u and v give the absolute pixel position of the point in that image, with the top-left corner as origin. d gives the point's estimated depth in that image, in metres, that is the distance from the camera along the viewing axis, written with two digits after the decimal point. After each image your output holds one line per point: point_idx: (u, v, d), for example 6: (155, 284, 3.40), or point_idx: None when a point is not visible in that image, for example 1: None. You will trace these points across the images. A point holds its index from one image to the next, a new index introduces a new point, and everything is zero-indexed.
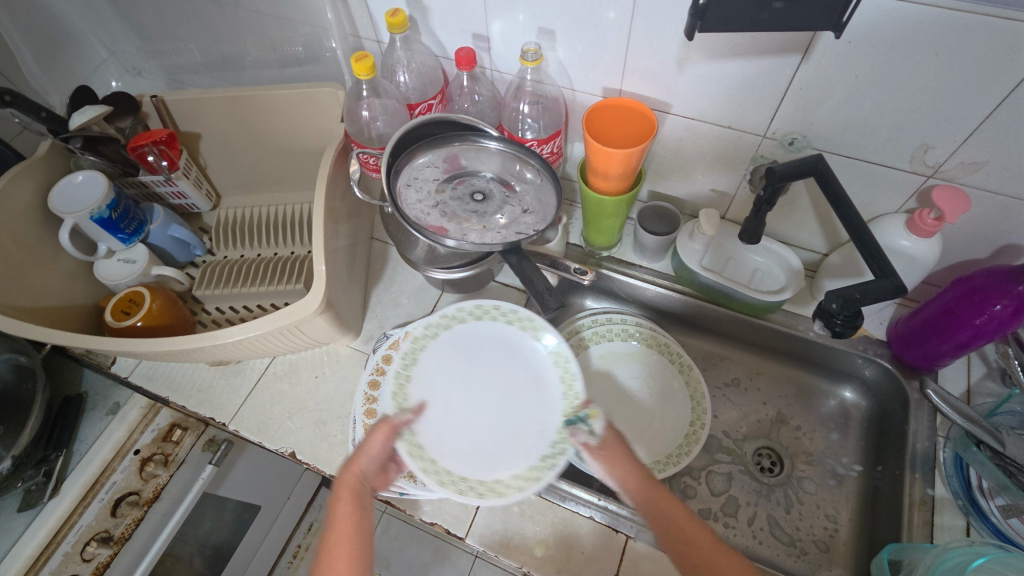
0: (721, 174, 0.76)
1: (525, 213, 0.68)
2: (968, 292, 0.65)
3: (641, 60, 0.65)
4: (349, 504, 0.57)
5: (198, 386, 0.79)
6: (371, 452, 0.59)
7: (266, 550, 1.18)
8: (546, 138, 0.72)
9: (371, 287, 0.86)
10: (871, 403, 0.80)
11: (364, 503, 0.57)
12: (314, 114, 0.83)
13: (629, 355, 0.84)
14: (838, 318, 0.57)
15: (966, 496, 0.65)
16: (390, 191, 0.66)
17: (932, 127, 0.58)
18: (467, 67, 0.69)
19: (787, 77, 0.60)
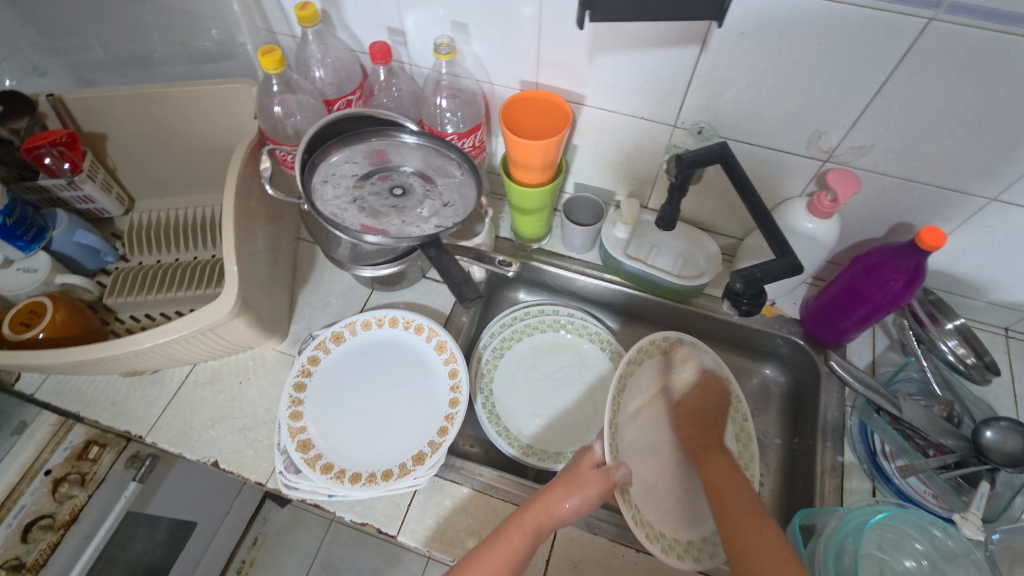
0: (640, 164, 0.78)
1: (445, 207, 0.68)
2: (864, 270, 0.69)
3: (553, 52, 0.66)
4: (524, 533, 0.57)
5: (114, 398, 0.75)
6: (571, 498, 0.58)
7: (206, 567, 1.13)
8: (467, 131, 0.73)
9: (299, 288, 0.84)
10: (789, 378, 0.84)
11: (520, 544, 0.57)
12: (229, 112, 0.81)
13: (562, 346, 0.86)
14: (744, 298, 0.61)
15: (870, 461, 0.70)
16: (305, 187, 0.65)
17: (823, 113, 0.62)
18: (383, 61, 0.69)
19: (689, 68, 0.62)
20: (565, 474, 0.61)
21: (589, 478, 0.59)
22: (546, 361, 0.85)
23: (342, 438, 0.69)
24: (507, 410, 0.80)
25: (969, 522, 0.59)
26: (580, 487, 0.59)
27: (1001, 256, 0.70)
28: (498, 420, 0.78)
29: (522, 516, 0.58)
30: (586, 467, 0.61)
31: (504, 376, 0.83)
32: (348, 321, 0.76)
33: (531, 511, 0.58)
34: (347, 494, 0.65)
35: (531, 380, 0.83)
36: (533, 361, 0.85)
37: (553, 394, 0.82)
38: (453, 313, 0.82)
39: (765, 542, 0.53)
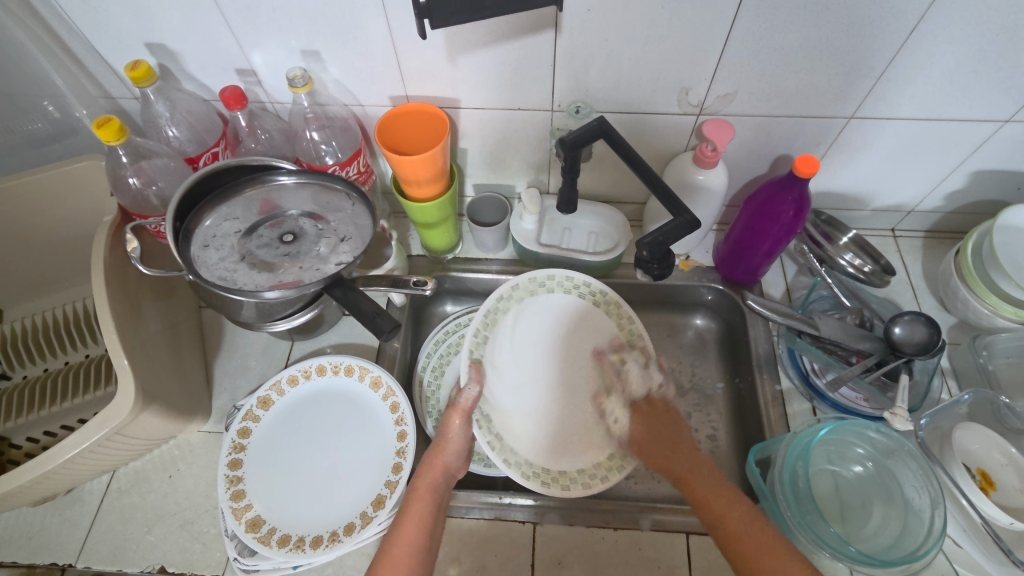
0: (530, 154, 0.78)
1: (342, 241, 0.64)
2: (758, 208, 0.72)
3: (413, 64, 0.65)
4: (424, 497, 0.61)
5: (29, 532, 0.68)
6: (444, 448, 0.65)
7: None
8: (348, 160, 0.70)
9: (212, 359, 0.79)
10: (720, 323, 0.88)
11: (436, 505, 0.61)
12: (85, 193, 0.74)
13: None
14: (655, 263, 0.63)
15: (805, 383, 0.74)
16: (184, 257, 0.60)
17: (684, 71, 0.63)
18: (238, 106, 0.65)
19: (550, 52, 0.62)
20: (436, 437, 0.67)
21: (450, 429, 0.66)
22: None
23: (294, 499, 0.66)
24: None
25: (898, 417, 0.63)
26: (446, 434, 0.66)
27: (871, 166, 0.75)
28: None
29: (416, 483, 0.62)
30: (446, 416, 0.68)
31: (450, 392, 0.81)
32: (273, 381, 0.71)
33: (427, 474, 0.63)
34: (313, 561, 0.61)
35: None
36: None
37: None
38: (384, 344, 0.80)
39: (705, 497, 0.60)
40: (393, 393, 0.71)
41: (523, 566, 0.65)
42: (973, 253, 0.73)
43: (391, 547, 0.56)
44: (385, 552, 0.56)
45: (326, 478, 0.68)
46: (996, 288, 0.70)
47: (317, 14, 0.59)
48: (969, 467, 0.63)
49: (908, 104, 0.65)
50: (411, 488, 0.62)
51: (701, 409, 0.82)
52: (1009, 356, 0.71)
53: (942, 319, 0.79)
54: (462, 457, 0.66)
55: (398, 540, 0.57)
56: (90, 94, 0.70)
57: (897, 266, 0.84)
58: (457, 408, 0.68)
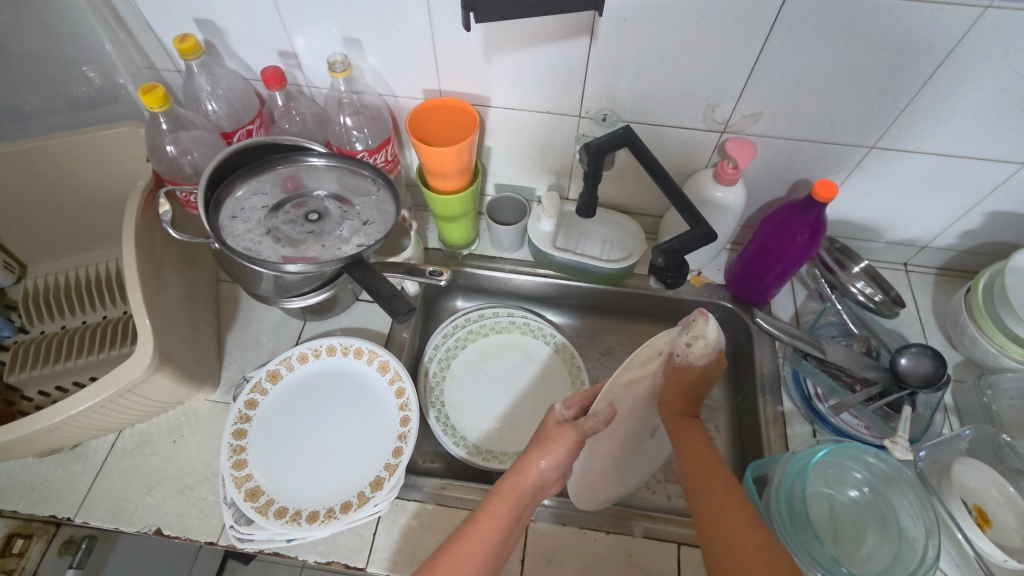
0: (553, 158, 0.80)
1: (365, 224, 0.66)
2: (774, 229, 0.73)
3: (450, 59, 0.66)
4: (508, 503, 0.52)
5: (32, 482, 0.69)
6: (547, 456, 0.53)
7: None
8: (377, 147, 0.72)
9: (225, 331, 0.80)
10: (726, 341, 0.88)
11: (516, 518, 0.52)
12: (119, 158, 0.76)
13: (507, 352, 0.86)
14: (669, 271, 0.64)
15: (807, 406, 0.75)
16: (211, 225, 0.61)
17: (712, 88, 0.65)
18: (277, 86, 0.67)
19: (583, 58, 0.64)
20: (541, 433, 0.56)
21: (559, 436, 0.54)
22: (496, 362, 0.85)
23: (294, 474, 0.67)
24: (463, 419, 0.79)
25: (899, 445, 0.64)
26: (556, 444, 0.54)
27: (889, 198, 0.76)
28: (454, 431, 0.78)
29: (502, 485, 0.53)
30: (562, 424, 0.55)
31: (451, 384, 0.82)
32: (283, 356, 0.73)
33: (513, 481, 0.53)
34: (308, 535, 0.62)
35: (487, 377, 0.83)
36: (481, 363, 0.84)
37: (510, 388, 0.83)
38: (393, 331, 0.81)
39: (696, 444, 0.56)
40: (399, 379, 0.72)
41: (513, 561, 0.65)
42: (984, 292, 0.74)
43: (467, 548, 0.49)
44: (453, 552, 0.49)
45: (326, 455, 0.68)
46: (1005, 329, 0.71)
47: (362, 3, 0.61)
48: (966, 502, 0.63)
49: (931, 138, 0.66)
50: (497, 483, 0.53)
51: (701, 425, 0.82)
52: (1012, 398, 0.71)
53: (947, 356, 0.80)
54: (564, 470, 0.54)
55: (468, 539, 0.50)
56: (136, 64, 0.73)
57: (906, 299, 0.85)
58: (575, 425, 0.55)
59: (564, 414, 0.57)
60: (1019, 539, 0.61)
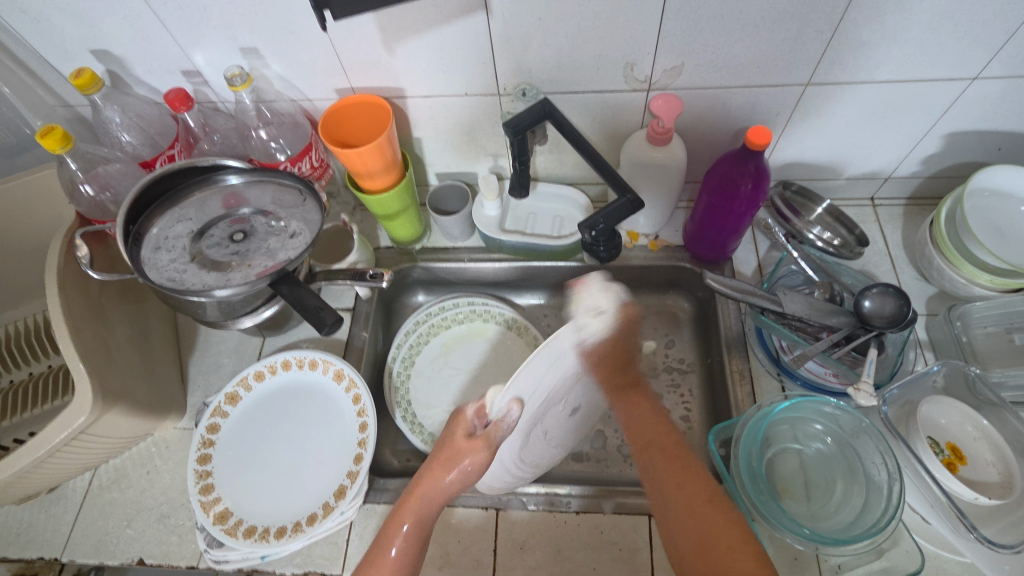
0: (486, 140, 0.77)
1: (291, 236, 0.65)
2: (717, 184, 0.70)
3: (351, 54, 0.64)
4: (409, 533, 0.56)
5: (18, 528, 0.71)
6: (450, 472, 0.56)
7: None
8: (298, 156, 0.70)
9: (187, 357, 0.81)
10: (693, 302, 0.86)
11: (421, 540, 0.56)
12: (51, 200, 0.75)
13: (472, 343, 0.86)
14: (601, 246, 0.62)
15: (773, 361, 0.73)
16: (134, 260, 0.61)
17: (625, 46, 0.62)
18: (184, 107, 0.65)
19: (486, 34, 0.61)
20: (440, 451, 0.58)
21: (457, 450, 0.57)
22: (461, 354, 0.85)
23: (265, 492, 0.68)
24: (431, 414, 0.80)
25: (862, 392, 0.62)
26: (457, 459, 0.56)
27: (839, 133, 0.72)
28: (421, 428, 0.78)
29: (402, 512, 0.57)
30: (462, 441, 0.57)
31: (417, 380, 0.82)
32: (239, 377, 0.73)
33: (413, 502, 0.57)
34: (279, 550, 0.63)
35: (454, 370, 0.84)
36: (445, 357, 0.85)
37: (477, 378, 0.83)
38: (351, 337, 0.80)
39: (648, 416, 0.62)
40: (356, 385, 0.72)
41: (486, 551, 0.66)
42: (946, 221, 0.70)
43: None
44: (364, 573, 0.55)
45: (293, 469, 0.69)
46: (970, 256, 0.67)
47: (246, 10, 0.59)
48: (937, 441, 0.61)
49: (867, 66, 0.62)
50: (399, 508, 0.57)
51: (673, 391, 0.81)
52: (987, 326, 0.69)
53: (920, 290, 0.76)
54: (474, 477, 0.57)
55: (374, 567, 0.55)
56: (48, 104, 0.72)
57: (874, 236, 0.81)
58: (479, 439, 0.56)
59: (474, 424, 0.57)
60: (995, 473, 0.58)
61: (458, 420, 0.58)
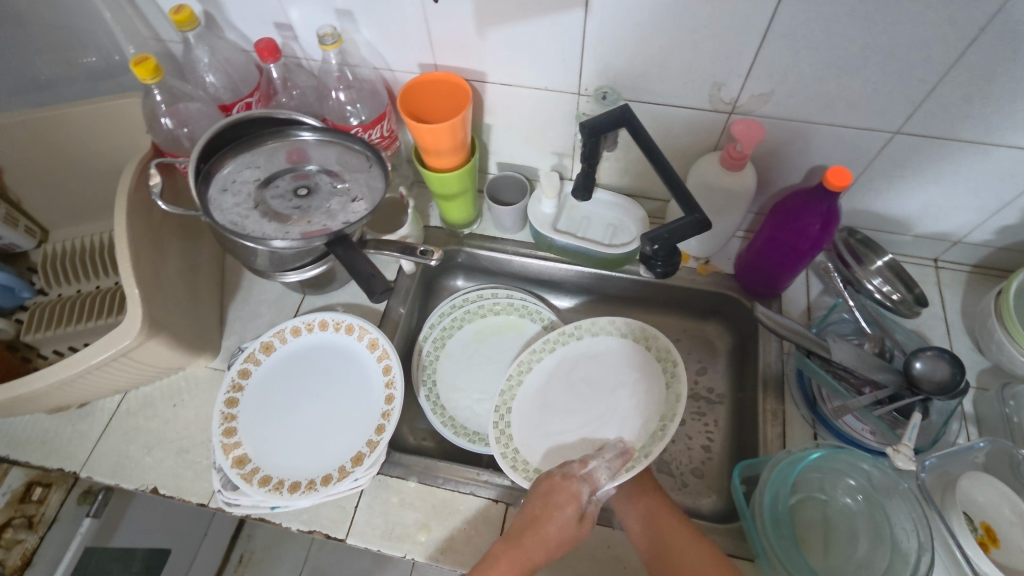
0: (555, 138, 0.77)
1: (353, 201, 0.66)
2: (783, 218, 0.69)
3: (442, 31, 0.64)
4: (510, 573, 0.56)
5: (44, 437, 0.73)
6: (552, 522, 0.58)
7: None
8: (371, 122, 0.70)
9: (228, 301, 0.82)
10: (734, 333, 0.85)
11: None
12: (128, 127, 0.77)
13: (602, 351, 0.79)
14: (659, 260, 0.60)
15: (809, 405, 0.71)
16: (201, 198, 0.62)
17: (717, 65, 0.61)
18: (271, 58, 0.66)
19: (580, 32, 0.61)
20: (540, 513, 0.59)
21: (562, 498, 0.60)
22: (588, 364, 0.78)
23: (289, 433, 0.69)
24: (522, 434, 0.73)
25: (901, 454, 0.59)
26: (551, 513, 0.58)
27: (918, 188, 0.70)
28: (508, 442, 0.72)
29: (500, 552, 0.58)
30: (562, 489, 0.61)
31: (538, 391, 0.77)
32: (277, 329, 0.74)
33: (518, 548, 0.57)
34: (288, 503, 0.64)
35: (570, 388, 0.77)
36: (570, 368, 0.78)
37: (594, 402, 0.76)
38: (387, 309, 0.81)
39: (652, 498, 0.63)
40: (387, 356, 0.72)
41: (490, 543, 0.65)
42: (1014, 295, 0.68)
43: None
44: None
45: (324, 420, 0.70)
46: None
47: None
48: (972, 518, 0.58)
49: (963, 124, 0.60)
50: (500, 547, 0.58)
51: (697, 418, 0.82)
52: None
53: (972, 361, 0.74)
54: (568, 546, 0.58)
55: None
56: (141, 35, 0.74)
57: (932, 298, 0.79)
58: (587, 518, 0.60)
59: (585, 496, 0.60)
60: None
61: (562, 473, 0.63)
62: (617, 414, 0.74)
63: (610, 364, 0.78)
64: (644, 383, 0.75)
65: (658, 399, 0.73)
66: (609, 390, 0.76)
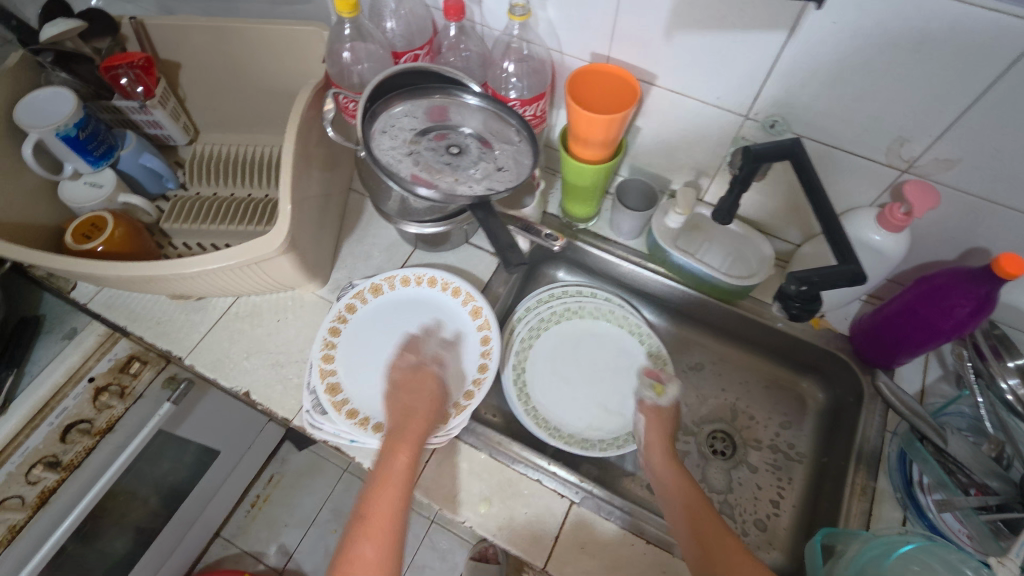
0: (702, 156, 0.76)
1: (499, 171, 0.67)
2: (929, 292, 0.65)
3: (629, 26, 0.64)
4: (392, 468, 0.60)
5: (159, 318, 0.78)
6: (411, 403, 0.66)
7: (231, 484, 1.30)
8: (530, 99, 0.71)
9: (344, 236, 0.85)
10: (829, 396, 0.82)
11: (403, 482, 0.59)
12: (299, 53, 0.81)
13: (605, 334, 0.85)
14: (796, 303, 0.58)
15: (905, 490, 0.67)
16: (363, 134, 0.65)
17: (909, 120, 0.58)
18: (456, 17, 0.68)
19: (774, 56, 0.59)
20: (402, 406, 0.66)
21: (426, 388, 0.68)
22: (594, 346, 0.85)
23: (358, 367, 0.72)
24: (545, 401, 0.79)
25: (1005, 567, 0.55)
26: (419, 410, 0.65)
27: None
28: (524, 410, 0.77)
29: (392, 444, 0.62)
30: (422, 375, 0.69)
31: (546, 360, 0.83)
32: (388, 274, 0.77)
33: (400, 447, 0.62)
34: (369, 441, 0.67)
35: (573, 364, 0.84)
36: (576, 345, 0.85)
37: (592, 380, 0.82)
38: (491, 283, 0.82)
39: (673, 471, 0.68)
40: (487, 327, 0.74)
41: (548, 534, 0.65)
42: None
43: (370, 544, 0.55)
44: (368, 528, 0.56)
45: (390, 356, 0.74)
46: None
47: None
48: None
49: None
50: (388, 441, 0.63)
51: (772, 472, 0.79)
52: None
53: None
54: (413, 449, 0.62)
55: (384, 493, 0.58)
56: None
57: None
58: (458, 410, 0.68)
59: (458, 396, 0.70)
60: None
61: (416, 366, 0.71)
62: (625, 398, 0.81)
63: (611, 350, 0.85)
64: (642, 370, 0.83)
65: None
66: (612, 372, 0.83)
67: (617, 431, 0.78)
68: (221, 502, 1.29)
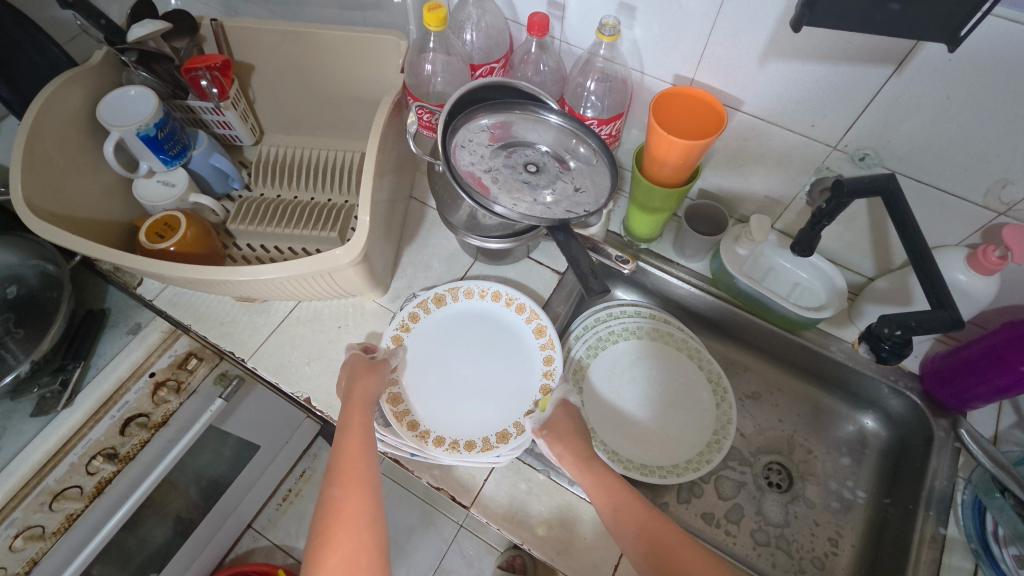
0: (778, 183, 0.74)
1: (577, 192, 0.65)
2: (1016, 338, 0.63)
3: (720, 50, 0.62)
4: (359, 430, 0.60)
5: (222, 318, 0.79)
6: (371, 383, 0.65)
7: (266, 478, 1.31)
8: (607, 118, 0.70)
9: (405, 245, 0.85)
10: (892, 435, 0.80)
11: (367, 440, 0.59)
12: (370, 61, 0.80)
13: (663, 355, 0.83)
14: (886, 345, 0.59)
15: (979, 540, 0.64)
16: (444, 148, 0.64)
17: (1016, 162, 0.55)
18: (539, 33, 0.66)
19: (875, 88, 0.57)
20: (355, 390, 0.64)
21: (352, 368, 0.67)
22: (651, 366, 0.83)
23: (421, 383, 0.71)
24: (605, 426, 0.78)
25: None
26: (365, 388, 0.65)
27: None
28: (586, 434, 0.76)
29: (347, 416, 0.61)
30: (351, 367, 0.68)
31: (603, 379, 0.81)
32: (452, 286, 0.77)
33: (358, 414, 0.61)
34: (430, 455, 0.67)
35: (630, 386, 0.82)
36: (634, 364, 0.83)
37: (651, 402, 0.80)
38: (551, 301, 0.81)
39: (598, 466, 0.60)
40: (550, 346, 0.74)
41: (607, 562, 0.64)
42: None
43: (341, 492, 0.54)
44: (340, 475, 0.55)
45: (453, 370, 0.73)
46: None
47: None
48: None
49: None
50: (343, 416, 0.61)
51: (829, 509, 0.78)
52: None
53: None
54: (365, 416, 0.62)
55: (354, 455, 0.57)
56: None
57: None
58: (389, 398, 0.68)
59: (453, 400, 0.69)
60: None
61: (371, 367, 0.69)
62: (684, 423, 0.79)
63: (672, 373, 0.82)
64: (700, 394, 0.80)
65: (706, 417, 0.79)
66: (672, 395, 0.81)
67: (679, 458, 0.76)
68: (255, 495, 1.30)
